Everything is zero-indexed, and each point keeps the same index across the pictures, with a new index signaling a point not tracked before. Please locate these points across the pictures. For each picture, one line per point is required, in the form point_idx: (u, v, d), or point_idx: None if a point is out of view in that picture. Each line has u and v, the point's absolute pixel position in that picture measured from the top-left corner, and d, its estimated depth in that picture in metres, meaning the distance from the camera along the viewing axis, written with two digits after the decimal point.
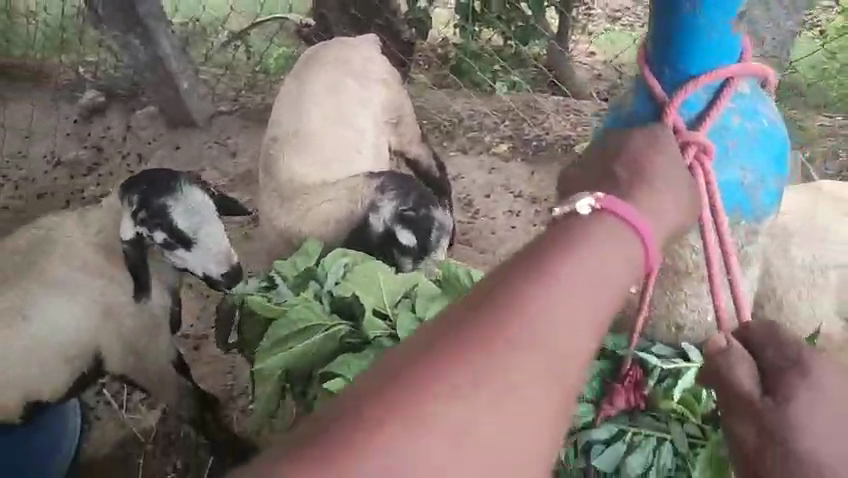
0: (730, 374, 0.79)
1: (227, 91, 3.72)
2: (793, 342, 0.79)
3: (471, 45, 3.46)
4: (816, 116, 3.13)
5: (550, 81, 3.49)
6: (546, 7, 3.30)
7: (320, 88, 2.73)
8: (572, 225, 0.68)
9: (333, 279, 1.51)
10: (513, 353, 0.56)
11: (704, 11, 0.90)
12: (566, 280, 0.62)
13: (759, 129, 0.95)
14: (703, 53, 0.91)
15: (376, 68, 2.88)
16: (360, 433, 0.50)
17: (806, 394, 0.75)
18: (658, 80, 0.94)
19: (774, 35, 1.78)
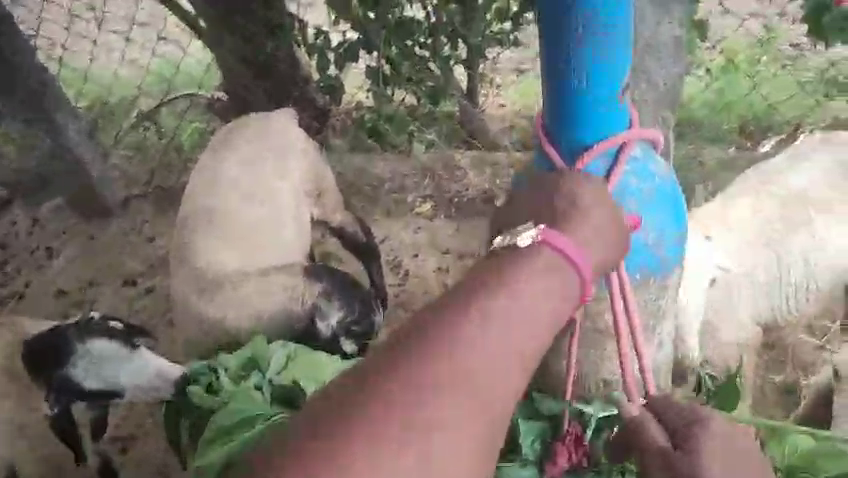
0: (646, 433, 1.07)
1: (139, 175, 3.65)
2: (688, 408, 1.08)
3: (385, 108, 3.41)
4: (714, 149, 3.33)
5: (463, 138, 3.73)
6: (453, 65, 3.42)
7: (236, 166, 2.76)
8: (528, 256, 1.01)
9: (273, 370, 1.72)
10: (485, 353, 0.87)
11: (591, 89, 1.18)
12: (521, 301, 0.94)
13: (652, 191, 1.25)
14: (596, 126, 1.21)
15: (293, 139, 2.88)
16: (386, 387, 0.81)
17: (705, 442, 1.02)
18: (559, 146, 1.25)
19: (665, 84, 1.88)
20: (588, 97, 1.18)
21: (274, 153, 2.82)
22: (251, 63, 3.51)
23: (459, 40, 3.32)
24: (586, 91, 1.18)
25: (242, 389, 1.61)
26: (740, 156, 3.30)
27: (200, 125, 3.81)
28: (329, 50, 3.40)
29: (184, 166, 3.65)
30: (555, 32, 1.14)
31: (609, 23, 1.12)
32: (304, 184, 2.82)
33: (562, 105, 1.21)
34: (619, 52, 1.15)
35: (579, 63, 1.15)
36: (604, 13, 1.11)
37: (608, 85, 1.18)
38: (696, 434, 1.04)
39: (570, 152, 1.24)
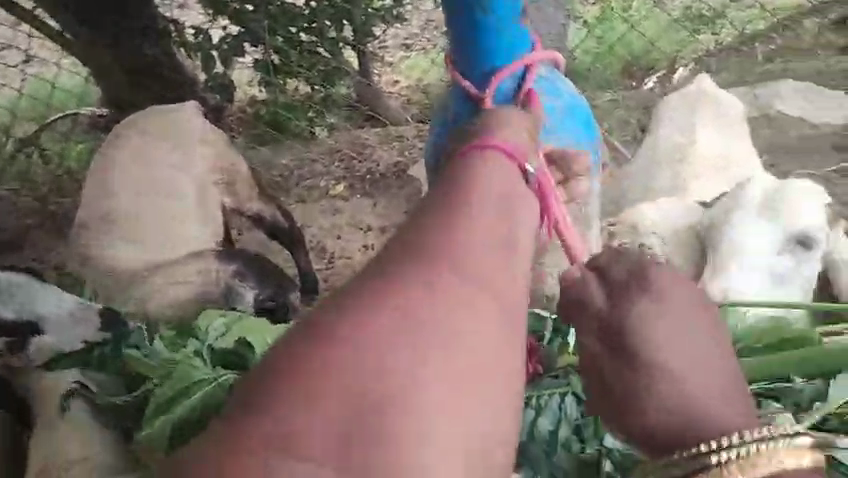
0: (584, 300, 0.97)
1: (31, 203, 3.38)
2: (631, 268, 0.98)
3: (280, 98, 3.47)
4: (605, 93, 3.46)
5: (365, 115, 3.55)
6: (342, 47, 3.42)
7: (138, 166, 2.69)
8: (472, 160, 0.82)
9: (213, 335, 1.62)
10: (461, 271, 0.68)
11: (493, 20, 1.27)
12: (484, 207, 0.75)
13: (561, 103, 1.28)
14: (501, 51, 1.27)
15: (193, 133, 2.76)
16: (340, 342, 0.61)
17: (650, 306, 0.92)
18: (468, 79, 1.28)
19: (548, 31, 1.98)
20: (493, 27, 1.26)
21: (177, 146, 2.74)
22: (131, 68, 3.41)
23: (344, 20, 3.37)
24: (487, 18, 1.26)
25: (185, 359, 1.51)
26: (626, 96, 3.50)
27: (87, 144, 3.58)
28: (213, 47, 3.41)
29: (77, 186, 3.43)
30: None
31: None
32: (211, 174, 2.73)
33: (467, 40, 1.28)
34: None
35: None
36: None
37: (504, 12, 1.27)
38: (632, 296, 0.94)
39: (481, 81, 1.27)
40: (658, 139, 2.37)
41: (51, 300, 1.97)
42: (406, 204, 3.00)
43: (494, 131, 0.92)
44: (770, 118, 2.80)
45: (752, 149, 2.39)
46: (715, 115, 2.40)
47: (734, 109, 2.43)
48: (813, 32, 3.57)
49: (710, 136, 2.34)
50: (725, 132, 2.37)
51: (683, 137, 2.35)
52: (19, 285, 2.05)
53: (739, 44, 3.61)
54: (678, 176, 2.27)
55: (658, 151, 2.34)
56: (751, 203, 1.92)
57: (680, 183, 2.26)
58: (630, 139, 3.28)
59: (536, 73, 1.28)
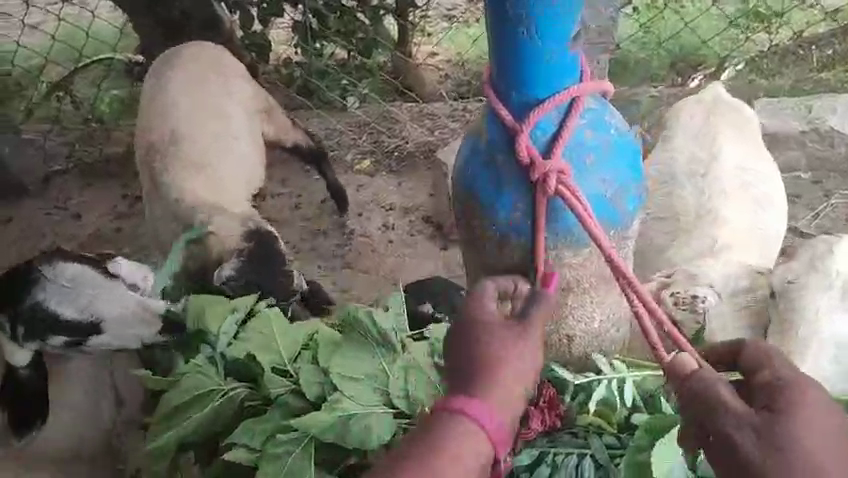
0: (712, 390, 0.83)
1: (57, 148, 3.38)
2: (783, 364, 0.87)
3: (316, 64, 3.39)
4: (648, 87, 3.35)
5: (399, 89, 3.50)
6: (384, 15, 3.39)
7: (175, 104, 2.66)
8: (447, 427, 0.84)
9: (226, 338, 1.47)
10: None
11: (538, 37, 0.96)
12: None
13: (610, 141, 1.01)
14: (547, 79, 0.98)
15: (232, 81, 2.82)
16: None
17: (802, 408, 0.81)
18: (507, 105, 1.00)
19: (599, 25, 1.87)
20: (539, 47, 0.96)
21: (216, 91, 2.75)
22: (167, 23, 3.36)
23: None
24: (533, 41, 0.96)
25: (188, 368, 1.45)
26: (668, 92, 3.32)
27: (119, 92, 3.58)
28: (251, 5, 3.41)
29: (104, 136, 3.42)
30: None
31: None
32: (253, 102, 2.85)
33: (506, 58, 0.98)
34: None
35: (523, 8, 0.95)
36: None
37: (556, 28, 0.96)
38: (787, 395, 0.82)
39: (519, 110, 0.99)
40: (677, 152, 2.08)
41: (118, 307, 1.85)
42: (432, 187, 2.94)
43: (511, 377, 0.88)
44: (821, 134, 2.62)
45: (767, 155, 2.15)
46: (734, 123, 2.14)
47: (752, 117, 2.21)
48: None
49: (732, 149, 2.07)
50: (745, 146, 2.10)
51: (700, 150, 2.06)
52: (77, 281, 1.88)
53: (797, 46, 3.40)
54: (703, 193, 1.97)
55: (675, 163, 2.05)
56: (837, 277, 1.60)
57: (705, 201, 1.95)
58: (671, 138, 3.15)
59: (585, 107, 1.00)
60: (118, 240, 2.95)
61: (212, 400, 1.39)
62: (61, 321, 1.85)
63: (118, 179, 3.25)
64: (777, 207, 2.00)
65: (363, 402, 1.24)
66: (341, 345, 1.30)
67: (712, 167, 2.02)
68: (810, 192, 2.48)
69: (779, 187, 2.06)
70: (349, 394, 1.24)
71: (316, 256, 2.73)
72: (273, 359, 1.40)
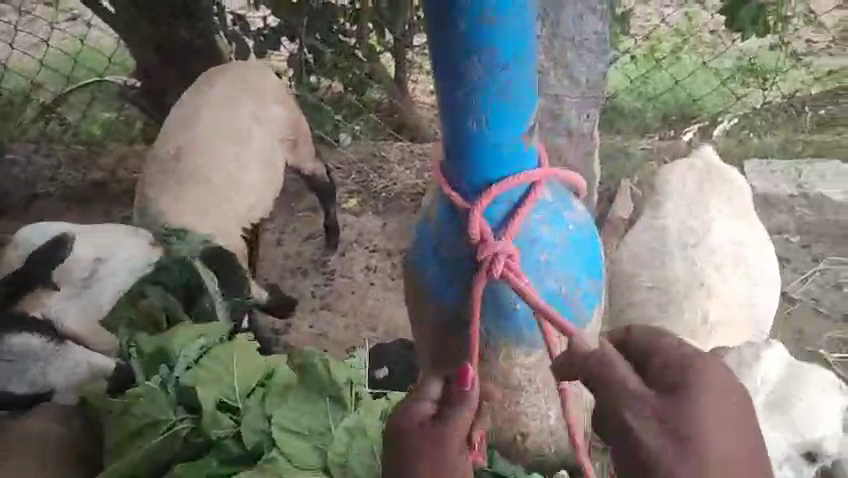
0: (612, 368, 0.81)
1: (43, 171, 3.34)
2: (684, 345, 0.84)
3: (308, 97, 3.40)
4: (641, 139, 3.36)
5: (390, 129, 3.49)
6: (380, 52, 3.37)
7: (174, 129, 2.73)
8: None
9: (185, 362, 1.53)
10: None
11: (489, 129, 1.07)
12: None
13: (562, 234, 1.15)
14: (498, 167, 1.10)
15: (218, 111, 2.74)
16: None
17: (695, 382, 0.78)
18: (463, 188, 1.12)
19: (588, 79, 1.85)
20: (489, 138, 1.07)
21: (203, 121, 2.72)
22: (165, 50, 3.38)
23: (386, 28, 3.31)
24: (485, 135, 1.07)
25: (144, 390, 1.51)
26: (657, 145, 3.34)
27: (111, 115, 3.57)
28: (248, 35, 3.42)
29: (91, 161, 3.39)
30: (448, 73, 1.03)
31: (509, 61, 1.02)
32: (265, 126, 2.80)
33: (458, 147, 1.09)
34: (525, 92, 1.06)
35: (476, 106, 1.05)
36: (499, 49, 1.01)
37: (508, 123, 1.07)
38: (678, 368, 0.80)
39: (471, 193, 1.11)
40: (669, 214, 2.07)
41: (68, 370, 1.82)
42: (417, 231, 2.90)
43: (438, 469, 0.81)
44: (809, 199, 2.61)
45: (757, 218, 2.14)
46: (728, 192, 2.11)
47: (742, 183, 2.18)
48: None
49: (725, 219, 2.04)
50: (739, 215, 2.07)
51: (696, 218, 2.04)
52: (32, 348, 1.83)
53: (790, 104, 3.44)
54: (694, 265, 1.93)
55: (668, 233, 2.01)
56: (763, 383, 1.65)
57: (696, 272, 1.91)
58: None
59: (541, 197, 1.14)
60: None
61: (160, 430, 1.44)
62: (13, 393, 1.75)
63: (101, 204, 3.21)
64: (768, 266, 2.01)
65: (296, 461, 1.34)
66: (294, 390, 1.43)
67: (706, 236, 1.99)
68: (798, 256, 2.47)
69: (771, 266, 2.01)
70: (290, 452, 1.35)
71: (295, 295, 2.68)
72: (226, 390, 1.48)
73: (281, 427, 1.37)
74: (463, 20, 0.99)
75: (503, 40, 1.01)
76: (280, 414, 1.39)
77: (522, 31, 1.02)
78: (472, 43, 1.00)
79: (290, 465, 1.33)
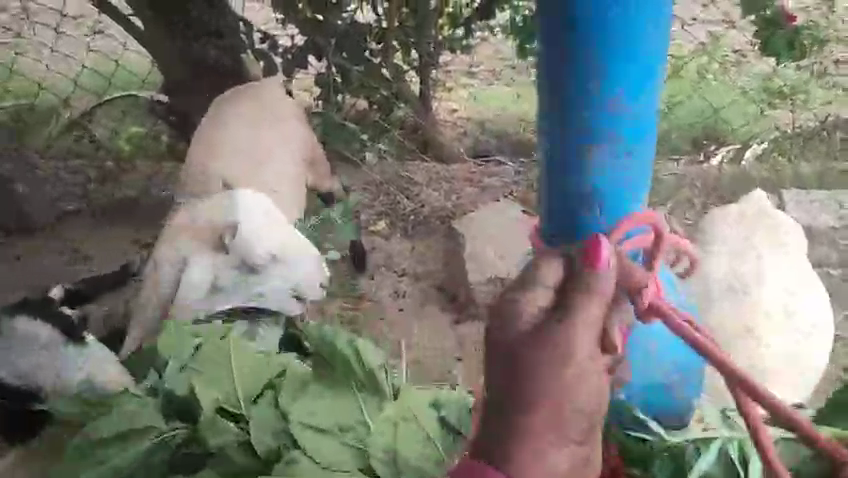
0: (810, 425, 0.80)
1: (73, 188, 3.38)
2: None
3: (332, 115, 3.36)
4: (671, 161, 3.33)
5: (417, 148, 3.46)
6: (405, 71, 3.40)
7: (200, 150, 2.73)
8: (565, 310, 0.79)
9: (179, 363, 1.73)
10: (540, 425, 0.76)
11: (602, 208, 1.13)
12: (556, 382, 0.76)
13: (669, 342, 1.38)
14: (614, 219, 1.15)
15: (243, 133, 2.76)
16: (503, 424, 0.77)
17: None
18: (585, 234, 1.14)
19: None
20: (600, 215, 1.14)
21: (231, 140, 2.72)
22: (191, 65, 3.40)
23: (411, 49, 3.35)
24: (599, 215, 1.14)
25: (148, 406, 1.62)
26: (690, 169, 3.28)
27: (139, 130, 3.58)
28: (275, 55, 3.42)
29: (120, 178, 3.44)
30: (566, 155, 1.10)
31: (629, 148, 1.11)
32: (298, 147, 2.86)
33: (567, 218, 1.15)
34: (638, 174, 1.14)
35: (592, 189, 1.12)
36: (624, 137, 1.09)
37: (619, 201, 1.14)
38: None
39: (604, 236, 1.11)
40: (711, 262, 2.00)
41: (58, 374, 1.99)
42: (445, 254, 2.89)
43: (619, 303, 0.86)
44: None
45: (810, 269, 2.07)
46: (772, 237, 2.07)
47: (782, 219, 2.14)
48: None
49: (767, 256, 2.01)
50: (790, 262, 2.02)
51: (737, 258, 2.01)
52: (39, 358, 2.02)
53: (822, 129, 3.31)
54: (741, 308, 1.88)
55: (712, 274, 1.97)
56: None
57: (745, 315, 1.87)
58: (693, 220, 3.04)
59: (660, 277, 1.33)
60: None
61: (151, 435, 1.59)
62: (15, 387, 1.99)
63: (128, 223, 3.22)
64: (818, 310, 1.96)
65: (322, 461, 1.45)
66: (300, 385, 1.57)
67: (749, 275, 1.95)
68: (840, 290, 2.43)
69: (819, 311, 1.97)
70: (304, 445, 1.46)
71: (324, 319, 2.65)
72: (228, 391, 1.64)
73: (300, 424, 1.49)
74: (588, 110, 1.06)
75: (629, 129, 1.08)
76: (294, 410, 1.51)
77: (645, 123, 1.10)
78: (596, 133, 1.08)
79: (311, 466, 1.43)
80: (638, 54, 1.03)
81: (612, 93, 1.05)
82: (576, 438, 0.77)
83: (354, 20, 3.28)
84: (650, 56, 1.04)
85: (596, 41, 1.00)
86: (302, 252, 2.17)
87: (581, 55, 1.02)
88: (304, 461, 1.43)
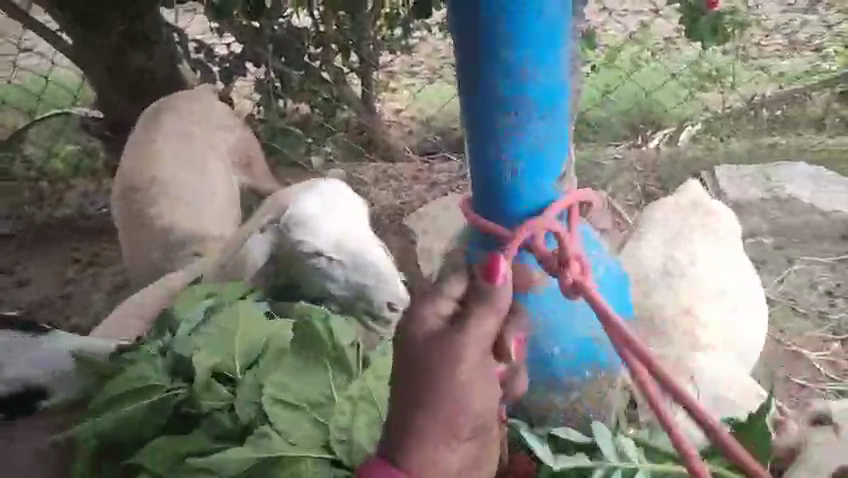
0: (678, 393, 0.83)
1: (8, 210, 3.28)
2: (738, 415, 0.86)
3: (277, 121, 3.36)
4: (611, 147, 3.44)
5: (365, 152, 3.48)
6: (346, 73, 3.40)
7: (136, 165, 2.71)
8: (465, 326, 0.83)
9: (187, 326, 1.74)
10: (439, 431, 0.83)
11: (521, 177, 1.16)
12: (454, 389, 0.83)
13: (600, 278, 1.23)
14: (530, 197, 1.17)
15: (184, 141, 2.77)
16: (406, 436, 0.82)
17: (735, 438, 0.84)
18: (495, 216, 1.18)
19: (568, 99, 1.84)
20: (519, 186, 1.17)
21: (176, 153, 2.73)
22: (125, 79, 3.35)
23: (350, 51, 3.33)
24: (519, 177, 1.16)
25: (151, 368, 1.65)
26: (629, 153, 3.39)
27: (75, 147, 3.50)
28: (212, 63, 3.35)
29: (56, 198, 3.33)
30: (481, 124, 1.13)
31: (542, 114, 1.12)
32: (231, 154, 2.85)
33: (490, 188, 1.18)
34: (555, 137, 1.15)
35: (510, 155, 1.15)
36: (536, 106, 1.11)
37: (539, 170, 1.16)
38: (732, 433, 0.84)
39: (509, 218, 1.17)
40: (646, 250, 2.08)
41: (32, 365, 1.88)
42: (398, 251, 2.90)
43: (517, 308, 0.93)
44: (780, 201, 2.73)
45: (741, 250, 2.16)
46: (703, 227, 2.16)
47: (715, 208, 2.24)
48: (820, 106, 3.50)
49: (700, 242, 2.11)
50: (722, 246, 2.12)
51: (672, 248, 2.09)
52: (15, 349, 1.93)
53: (750, 108, 3.47)
54: (676, 292, 1.96)
55: (649, 263, 2.03)
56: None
57: (682, 302, 1.93)
58: (635, 201, 3.15)
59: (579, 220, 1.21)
60: (70, 306, 2.80)
61: (149, 395, 1.61)
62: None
63: (68, 242, 3.13)
64: (750, 289, 2.05)
65: (295, 441, 1.44)
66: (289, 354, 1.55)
67: (682, 263, 2.03)
68: (773, 259, 2.61)
69: (754, 294, 2.04)
70: (279, 427, 1.45)
71: None
72: (226, 356, 1.64)
73: (272, 397, 1.48)
74: (500, 79, 1.09)
75: (541, 98, 1.11)
76: (272, 380, 1.50)
77: (556, 90, 1.11)
78: (507, 101, 1.11)
79: (283, 443, 1.44)
80: (540, 17, 1.06)
81: (520, 56, 1.08)
82: (469, 432, 0.86)
83: (291, 25, 3.26)
84: (554, 25, 1.07)
85: (498, 2, 1.05)
86: (378, 256, 1.97)
87: (494, 25, 1.06)
88: (275, 437, 1.44)
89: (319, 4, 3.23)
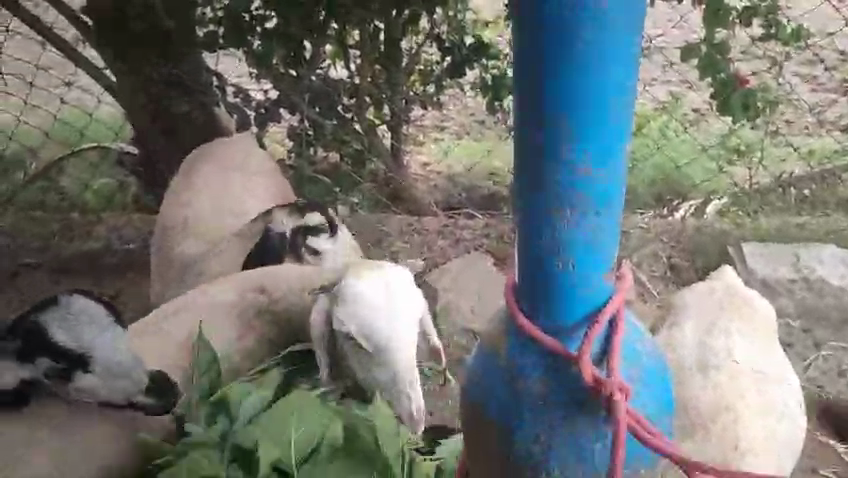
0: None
1: (35, 242, 3.35)
2: None
3: (306, 170, 3.43)
4: (638, 215, 3.46)
5: (388, 203, 3.54)
6: (379, 126, 3.43)
7: (174, 208, 2.83)
8: None
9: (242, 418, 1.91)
10: None
11: (574, 271, 1.11)
12: None
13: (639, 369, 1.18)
14: (579, 302, 1.13)
15: (220, 184, 2.85)
16: None
17: None
18: (542, 312, 1.14)
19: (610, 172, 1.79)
20: (573, 282, 1.11)
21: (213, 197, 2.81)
22: (163, 121, 3.47)
23: (384, 103, 3.39)
24: (572, 272, 1.11)
25: (210, 455, 1.83)
26: (655, 223, 3.39)
27: (113, 181, 3.65)
28: (247, 108, 3.42)
29: (86, 231, 3.39)
30: (534, 216, 1.09)
31: (598, 209, 1.09)
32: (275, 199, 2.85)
33: (539, 281, 1.13)
34: (611, 232, 1.11)
35: (565, 248, 1.10)
36: (592, 201, 1.08)
37: (592, 265, 1.11)
38: None
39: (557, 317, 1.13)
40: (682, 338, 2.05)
41: (101, 347, 1.75)
42: None
43: None
44: (809, 282, 2.70)
45: (777, 345, 2.13)
46: (742, 316, 2.11)
47: (753, 298, 2.19)
48: None
49: (737, 333, 2.06)
50: (758, 338, 2.08)
51: (709, 335, 2.04)
52: (86, 317, 1.74)
53: (778, 185, 3.46)
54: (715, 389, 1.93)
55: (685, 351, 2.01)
56: None
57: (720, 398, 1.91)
58: (659, 272, 3.16)
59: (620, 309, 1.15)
60: None
61: None
62: (54, 351, 1.72)
63: (93, 274, 3.20)
64: (785, 388, 2.02)
65: None
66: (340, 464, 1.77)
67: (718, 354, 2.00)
68: (801, 341, 2.57)
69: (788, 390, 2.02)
70: None
71: None
72: (280, 452, 1.81)
73: None
74: (558, 171, 1.06)
75: (597, 193, 1.07)
76: None
77: (613, 184, 1.08)
78: (563, 195, 1.07)
79: None
80: (603, 111, 1.02)
81: (583, 150, 1.04)
82: None
83: (327, 76, 3.29)
84: (617, 121, 1.04)
85: (558, 97, 1.02)
86: (405, 355, 1.93)
87: (552, 119, 1.03)
88: None
89: (357, 56, 3.27)
